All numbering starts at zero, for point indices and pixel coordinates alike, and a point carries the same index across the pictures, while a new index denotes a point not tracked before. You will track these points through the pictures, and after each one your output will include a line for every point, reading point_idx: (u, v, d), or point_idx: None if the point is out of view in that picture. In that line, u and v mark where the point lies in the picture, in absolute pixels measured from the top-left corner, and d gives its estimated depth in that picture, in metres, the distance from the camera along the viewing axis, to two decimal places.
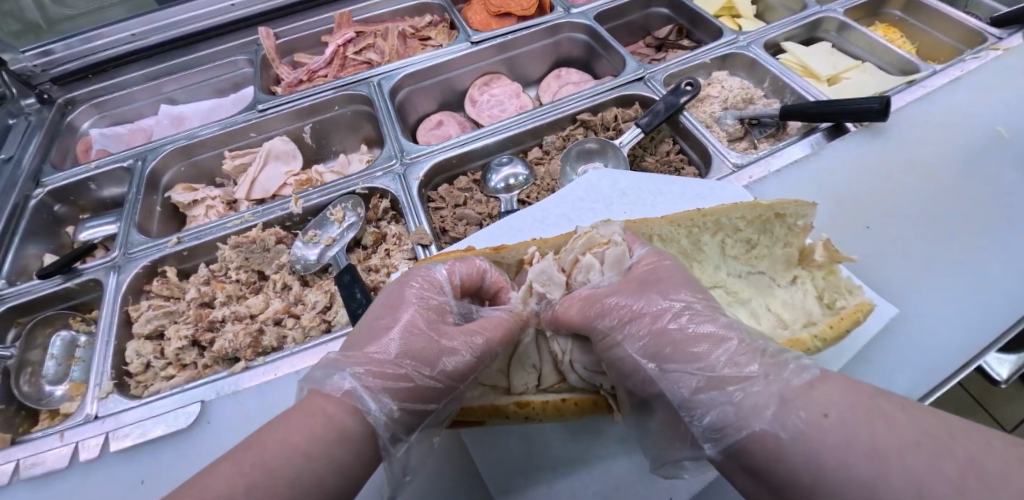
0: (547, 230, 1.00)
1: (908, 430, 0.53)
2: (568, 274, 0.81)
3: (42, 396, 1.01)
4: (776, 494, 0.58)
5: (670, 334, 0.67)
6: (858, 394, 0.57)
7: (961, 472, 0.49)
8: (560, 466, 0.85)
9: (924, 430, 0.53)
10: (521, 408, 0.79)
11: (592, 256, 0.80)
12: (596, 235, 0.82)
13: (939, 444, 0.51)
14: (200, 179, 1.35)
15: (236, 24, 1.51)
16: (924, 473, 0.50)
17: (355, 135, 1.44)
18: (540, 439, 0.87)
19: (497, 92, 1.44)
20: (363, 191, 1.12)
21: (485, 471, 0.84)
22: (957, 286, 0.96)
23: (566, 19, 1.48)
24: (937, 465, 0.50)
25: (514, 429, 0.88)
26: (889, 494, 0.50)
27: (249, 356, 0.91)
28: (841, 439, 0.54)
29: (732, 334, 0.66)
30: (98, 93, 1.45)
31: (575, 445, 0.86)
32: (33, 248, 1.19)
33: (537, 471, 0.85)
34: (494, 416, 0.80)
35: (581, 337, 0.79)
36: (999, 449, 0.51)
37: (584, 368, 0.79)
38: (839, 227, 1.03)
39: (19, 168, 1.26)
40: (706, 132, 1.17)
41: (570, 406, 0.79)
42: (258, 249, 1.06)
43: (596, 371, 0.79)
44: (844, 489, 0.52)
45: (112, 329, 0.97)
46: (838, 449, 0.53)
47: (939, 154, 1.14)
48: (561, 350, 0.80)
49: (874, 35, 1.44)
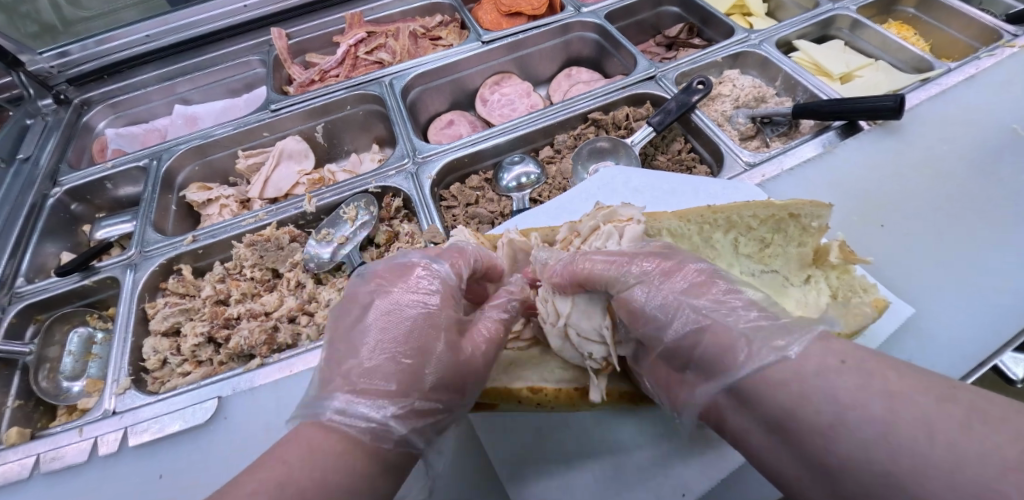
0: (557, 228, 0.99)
1: (924, 379, 0.52)
2: (583, 238, 0.85)
3: (59, 391, 1.03)
4: (766, 453, 0.58)
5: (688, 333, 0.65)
6: (839, 347, 0.57)
7: (947, 419, 0.49)
8: (571, 455, 0.84)
9: (908, 381, 0.53)
10: (534, 394, 0.80)
11: (612, 228, 0.82)
12: (617, 212, 0.86)
13: (924, 394, 0.51)
14: (214, 178, 1.36)
15: (249, 25, 1.52)
16: (909, 420, 0.50)
17: (366, 135, 1.44)
18: (553, 430, 0.87)
19: (508, 91, 1.45)
20: (376, 190, 1.13)
21: (497, 457, 0.85)
22: (972, 285, 0.95)
23: (576, 18, 1.48)
24: (922, 412, 0.50)
25: (529, 420, 0.88)
26: (876, 442, 0.50)
27: (264, 353, 0.91)
28: (855, 381, 0.54)
29: None
30: (113, 94, 1.46)
31: (588, 437, 0.85)
32: (51, 247, 1.21)
33: (550, 461, 0.84)
34: (507, 400, 0.82)
35: (591, 293, 0.77)
36: (984, 398, 0.50)
37: (577, 333, 0.76)
38: (853, 226, 1.03)
39: (37, 168, 1.28)
40: (718, 131, 1.16)
41: (583, 395, 0.79)
42: (272, 248, 1.07)
43: (590, 339, 0.76)
44: (831, 439, 0.52)
45: (129, 326, 0.99)
46: (856, 391, 0.53)
47: (953, 152, 1.13)
48: (556, 312, 0.77)
49: (887, 33, 1.43)
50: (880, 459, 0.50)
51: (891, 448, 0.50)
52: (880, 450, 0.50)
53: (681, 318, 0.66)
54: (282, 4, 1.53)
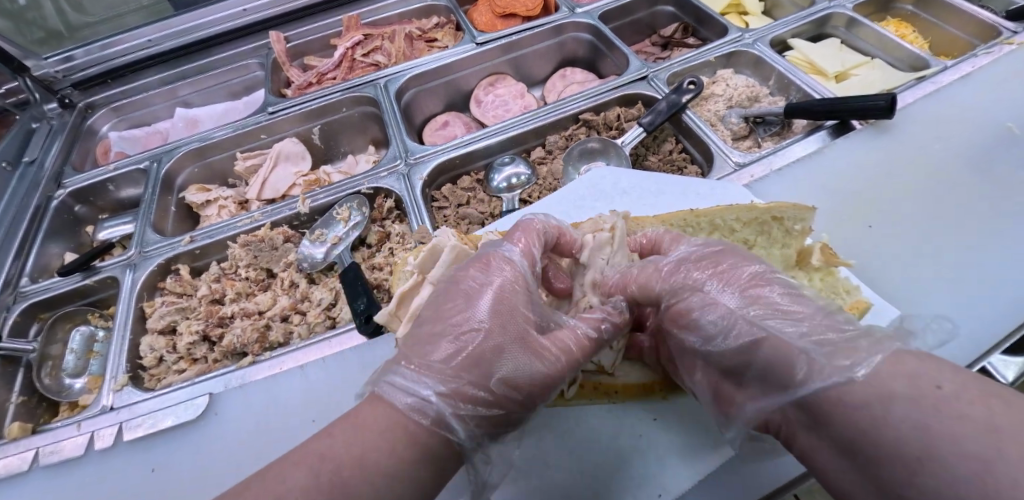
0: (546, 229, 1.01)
1: None
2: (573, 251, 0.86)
3: (61, 388, 1.06)
4: (840, 475, 0.56)
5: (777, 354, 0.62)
6: (939, 374, 0.54)
7: None
8: (554, 453, 0.84)
9: (1013, 416, 0.49)
10: None
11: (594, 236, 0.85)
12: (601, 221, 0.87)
13: None
14: (213, 180, 1.39)
15: (248, 29, 1.55)
16: (1009, 459, 0.47)
17: (363, 136, 1.46)
18: (533, 433, 0.86)
19: (502, 92, 1.46)
20: (368, 191, 1.14)
21: None
22: (963, 286, 0.95)
23: (570, 19, 1.49)
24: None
25: None
26: (967, 475, 0.47)
27: (256, 351, 0.93)
28: (951, 409, 0.51)
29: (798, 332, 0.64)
30: (116, 98, 1.49)
31: (567, 437, 0.85)
32: (55, 247, 1.24)
33: (528, 464, 0.83)
34: None
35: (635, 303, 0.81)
36: None
37: None
38: (841, 227, 1.03)
39: (42, 171, 1.31)
40: (709, 131, 1.17)
41: (559, 387, 0.84)
42: (266, 248, 1.09)
43: None
44: (916, 468, 0.50)
45: (127, 324, 1.01)
46: (950, 420, 0.50)
47: (945, 151, 1.12)
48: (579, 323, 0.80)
49: (884, 31, 1.42)
50: (968, 493, 0.47)
51: (982, 484, 0.47)
52: (969, 484, 0.47)
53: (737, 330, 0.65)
54: (280, 8, 1.55)
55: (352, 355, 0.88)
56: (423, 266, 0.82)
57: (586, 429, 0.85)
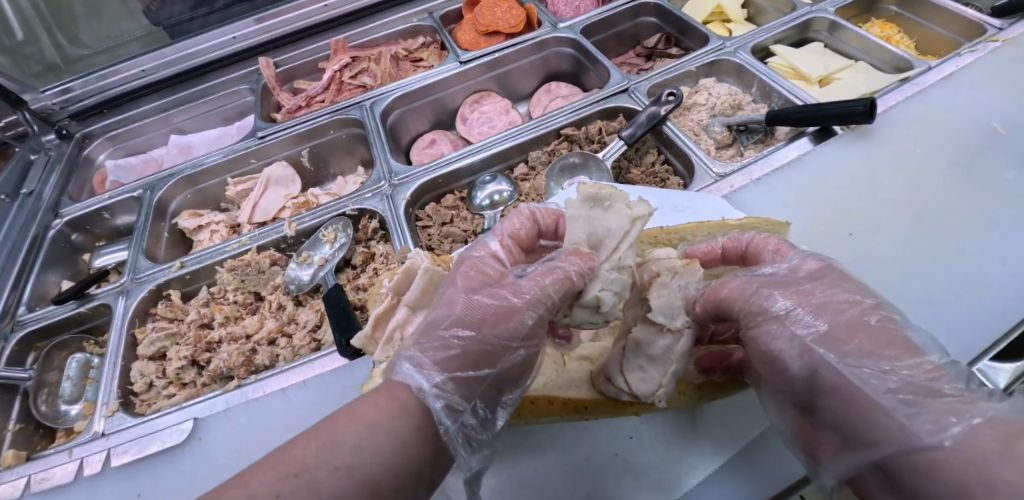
0: None
1: None
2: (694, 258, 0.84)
3: (58, 415, 1.08)
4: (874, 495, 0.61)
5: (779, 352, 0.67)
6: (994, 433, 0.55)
7: None
8: (533, 475, 0.83)
9: None
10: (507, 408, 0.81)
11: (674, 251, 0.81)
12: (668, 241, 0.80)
13: None
14: (206, 205, 1.41)
15: (238, 55, 1.58)
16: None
17: (351, 157, 1.49)
18: (507, 453, 0.85)
19: (487, 109, 1.48)
20: (353, 213, 1.16)
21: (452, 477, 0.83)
22: (950, 292, 0.94)
23: (552, 34, 1.50)
24: None
25: None
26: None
27: (242, 374, 0.94)
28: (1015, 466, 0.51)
29: (868, 352, 0.62)
30: (113, 127, 1.53)
31: (542, 457, 0.85)
32: (52, 275, 1.27)
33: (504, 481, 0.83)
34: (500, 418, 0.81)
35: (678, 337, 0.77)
36: None
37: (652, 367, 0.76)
38: (820, 236, 1.02)
39: (40, 201, 1.34)
40: (689, 142, 1.17)
41: (528, 406, 0.82)
42: (253, 272, 1.11)
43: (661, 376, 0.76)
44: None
45: (119, 351, 1.03)
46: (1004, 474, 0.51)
47: (926, 155, 1.12)
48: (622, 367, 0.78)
49: (865, 33, 1.42)
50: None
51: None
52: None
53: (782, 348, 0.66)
54: (271, 33, 1.58)
55: (333, 377, 0.89)
56: (397, 288, 0.84)
57: (559, 450, 0.85)
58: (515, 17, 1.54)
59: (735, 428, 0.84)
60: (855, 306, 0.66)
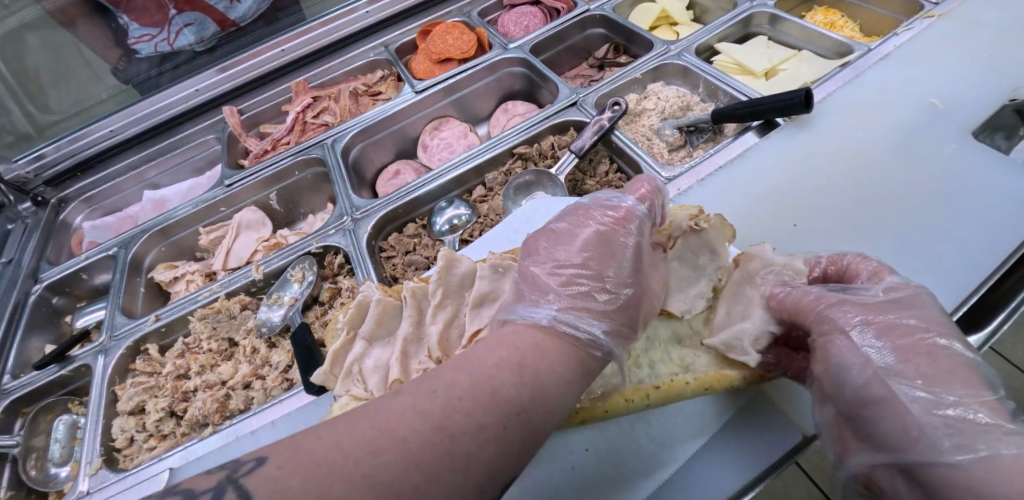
0: (493, 246, 1.06)
1: None
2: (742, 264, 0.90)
3: (48, 478, 1.10)
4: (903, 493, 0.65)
5: (858, 363, 0.70)
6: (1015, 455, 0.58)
7: None
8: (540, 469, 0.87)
9: None
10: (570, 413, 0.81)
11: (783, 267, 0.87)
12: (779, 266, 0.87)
13: None
14: (181, 256, 1.45)
15: (204, 106, 1.62)
16: None
17: (319, 195, 1.52)
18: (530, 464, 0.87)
19: (446, 134, 1.52)
20: (317, 250, 1.19)
21: None
22: (903, 268, 0.96)
23: (502, 56, 1.55)
24: None
25: None
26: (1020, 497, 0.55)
27: (217, 420, 0.98)
28: None
29: (937, 382, 0.66)
30: (86, 189, 1.55)
31: (549, 458, 0.87)
32: (36, 341, 1.30)
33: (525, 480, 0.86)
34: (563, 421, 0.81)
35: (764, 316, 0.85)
36: None
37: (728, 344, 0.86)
38: (768, 229, 1.05)
39: (20, 269, 1.38)
40: (637, 149, 1.21)
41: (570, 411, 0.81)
42: (224, 318, 1.15)
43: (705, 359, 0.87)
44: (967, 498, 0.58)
45: (100, 409, 1.05)
46: None
47: (864, 139, 1.15)
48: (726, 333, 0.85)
49: (805, 23, 1.46)
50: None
51: None
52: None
53: (864, 365, 0.70)
54: (233, 82, 1.62)
55: (300, 415, 0.92)
56: (352, 322, 0.87)
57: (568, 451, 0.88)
58: (467, 42, 1.58)
59: (683, 432, 0.87)
60: (913, 328, 0.70)
